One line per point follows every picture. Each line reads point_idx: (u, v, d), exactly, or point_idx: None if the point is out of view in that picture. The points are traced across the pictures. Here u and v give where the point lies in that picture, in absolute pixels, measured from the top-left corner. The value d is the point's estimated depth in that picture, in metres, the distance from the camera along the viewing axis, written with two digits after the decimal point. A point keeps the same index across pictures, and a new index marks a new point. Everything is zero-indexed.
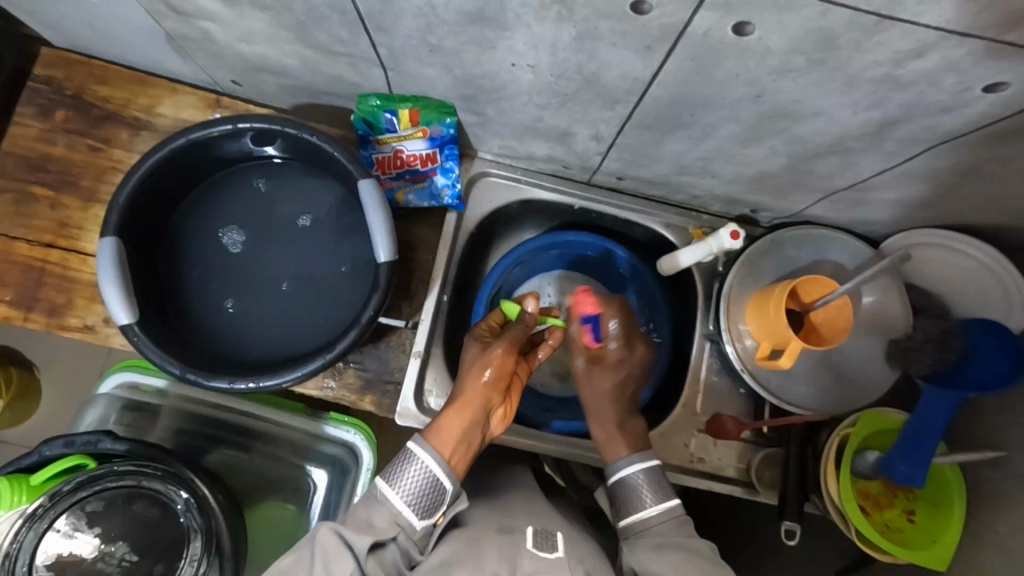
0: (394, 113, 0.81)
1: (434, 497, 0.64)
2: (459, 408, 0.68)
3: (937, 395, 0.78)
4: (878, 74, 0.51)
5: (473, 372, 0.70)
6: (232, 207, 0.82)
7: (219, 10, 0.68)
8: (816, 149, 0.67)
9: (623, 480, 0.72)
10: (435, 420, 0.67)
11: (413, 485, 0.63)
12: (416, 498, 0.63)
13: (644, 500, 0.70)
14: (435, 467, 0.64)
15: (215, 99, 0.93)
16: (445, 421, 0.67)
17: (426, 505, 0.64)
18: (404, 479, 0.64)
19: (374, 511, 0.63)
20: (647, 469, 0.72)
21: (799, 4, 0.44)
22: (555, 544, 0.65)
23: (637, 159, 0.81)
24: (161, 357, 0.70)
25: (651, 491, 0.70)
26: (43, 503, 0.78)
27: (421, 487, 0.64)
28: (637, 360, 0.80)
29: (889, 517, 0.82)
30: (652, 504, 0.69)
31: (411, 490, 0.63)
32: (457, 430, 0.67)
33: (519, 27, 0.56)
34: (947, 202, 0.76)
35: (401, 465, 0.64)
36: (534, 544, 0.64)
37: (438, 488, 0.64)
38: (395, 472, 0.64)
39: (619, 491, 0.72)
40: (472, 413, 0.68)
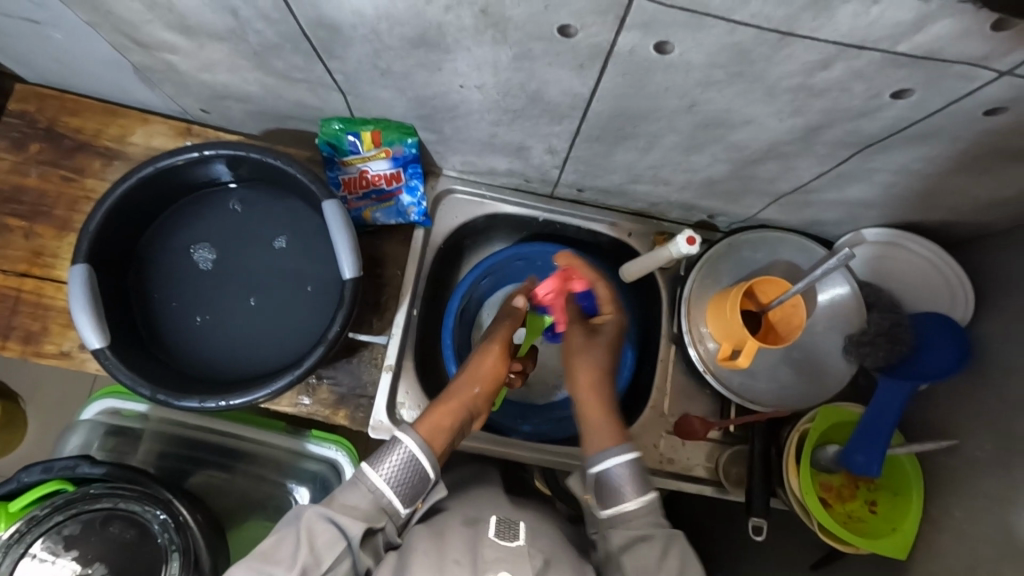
0: (357, 135, 0.84)
1: (419, 484, 0.72)
2: (450, 402, 0.79)
3: (893, 387, 0.81)
4: (794, 84, 0.54)
5: (467, 377, 0.83)
6: (202, 231, 0.84)
7: (180, 43, 0.71)
8: (754, 155, 0.71)
9: (604, 471, 0.73)
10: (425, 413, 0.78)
11: (397, 470, 0.71)
12: (401, 484, 0.70)
13: (624, 494, 0.72)
14: (421, 456, 0.72)
15: (186, 127, 0.96)
16: (434, 415, 0.77)
17: (411, 493, 0.71)
18: (389, 463, 0.71)
19: (359, 495, 0.68)
20: (627, 463, 0.73)
21: (707, 24, 0.48)
22: (516, 533, 0.68)
23: (592, 170, 0.85)
24: (133, 380, 0.72)
25: (632, 486, 0.72)
26: (20, 528, 0.80)
27: (408, 477, 0.71)
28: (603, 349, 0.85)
29: (851, 508, 0.84)
30: (633, 498, 0.71)
31: (398, 478, 0.70)
32: (445, 424, 0.77)
33: (460, 51, 0.59)
34: (886, 202, 0.80)
35: (388, 450, 0.72)
36: (495, 534, 0.67)
37: (421, 475, 0.72)
38: (383, 460, 0.71)
39: (600, 480, 0.74)
40: (458, 409, 0.79)
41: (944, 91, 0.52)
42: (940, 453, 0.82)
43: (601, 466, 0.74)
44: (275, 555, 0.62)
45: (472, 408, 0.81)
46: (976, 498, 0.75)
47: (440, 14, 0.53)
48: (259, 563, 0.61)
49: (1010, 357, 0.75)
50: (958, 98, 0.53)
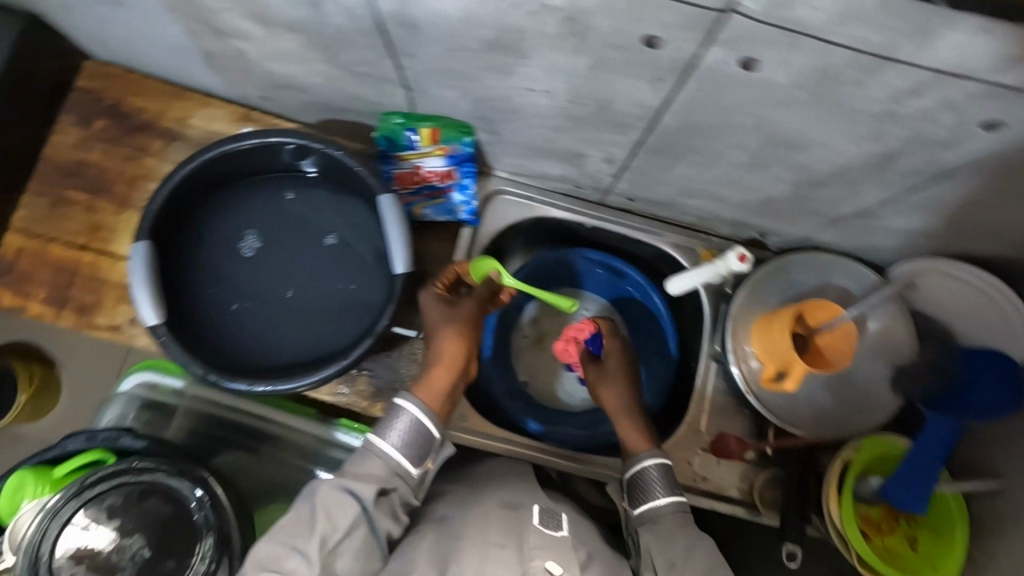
0: (415, 131, 0.84)
1: (426, 443, 0.71)
2: (443, 364, 0.76)
3: (942, 421, 0.78)
4: (878, 109, 0.53)
5: (449, 332, 0.78)
6: (255, 216, 0.85)
7: (254, 31, 0.72)
8: (819, 177, 0.69)
9: (641, 472, 0.74)
10: (422, 377, 0.75)
11: (402, 433, 0.70)
12: (408, 447, 0.70)
13: (657, 490, 0.72)
14: (424, 419, 0.71)
15: (245, 113, 0.97)
16: (434, 378, 0.75)
17: (419, 453, 0.70)
18: (393, 429, 0.70)
19: (370, 463, 0.68)
20: (660, 465, 0.73)
21: (800, 44, 0.47)
22: (559, 523, 0.69)
23: (647, 182, 0.84)
24: (185, 359, 0.73)
25: (662, 485, 0.73)
26: (65, 495, 0.82)
27: (414, 439, 0.70)
28: (620, 363, 0.85)
29: (890, 543, 0.82)
30: (664, 496, 0.72)
31: (406, 442, 0.70)
32: (445, 386, 0.75)
33: (536, 56, 0.59)
34: (950, 233, 0.78)
35: (391, 417, 0.71)
36: (540, 521, 0.68)
37: (426, 434, 0.71)
38: (389, 427, 0.70)
39: (633, 481, 0.74)
40: (455, 369, 0.76)
41: None
42: (987, 494, 0.80)
43: (637, 469, 0.74)
44: (293, 527, 0.64)
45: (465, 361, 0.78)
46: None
47: (524, 19, 0.53)
48: (280, 536, 0.63)
49: None
50: None
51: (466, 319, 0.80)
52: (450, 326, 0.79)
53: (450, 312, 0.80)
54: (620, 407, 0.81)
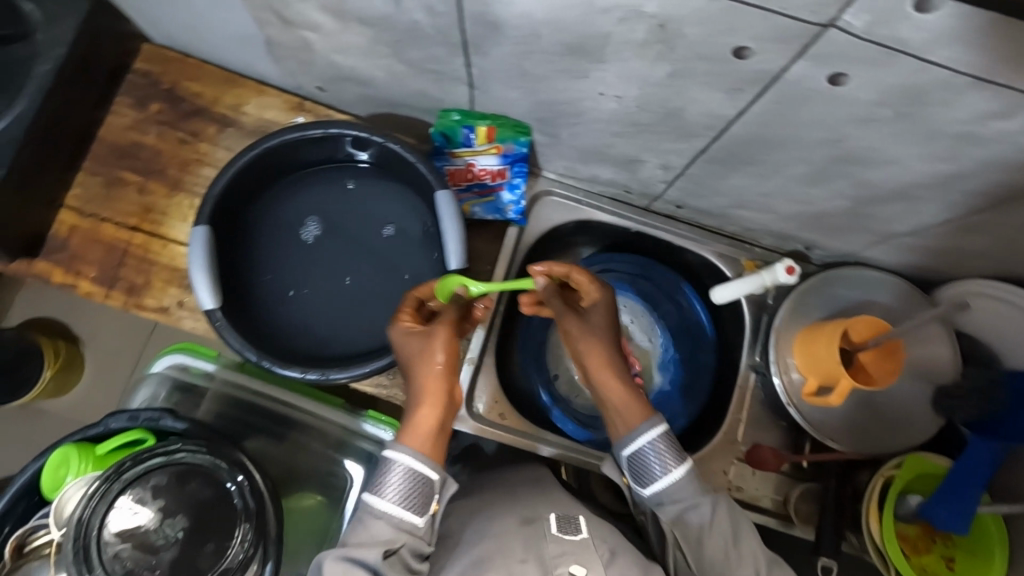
0: (472, 129, 0.85)
1: (428, 492, 0.63)
2: (430, 400, 0.65)
3: (983, 445, 0.80)
4: (961, 129, 0.53)
5: (422, 362, 0.67)
6: (311, 204, 0.86)
7: (326, 23, 0.73)
8: (880, 194, 0.70)
9: (640, 449, 0.68)
10: (407, 422, 0.65)
11: (398, 486, 0.62)
12: (408, 498, 0.62)
13: (663, 468, 0.68)
14: (421, 466, 0.63)
15: (298, 102, 0.98)
16: (420, 418, 0.65)
17: (421, 501, 0.63)
18: (387, 484, 0.62)
19: (371, 527, 0.61)
20: (660, 437, 0.68)
21: (896, 62, 0.47)
22: (577, 527, 0.69)
23: (700, 190, 0.85)
24: (241, 343, 0.74)
25: (670, 456, 0.68)
26: (113, 472, 0.83)
27: (412, 490, 0.62)
28: (597, 316, 0.73)
29: (926, 562, 0.82)
30: (675, 466, 0.68)
31: (405, 494, 0.62)
32: (436, 425, 0.65)
33: (616, 61, 0.59)
34: (1003, 255, 0.78)
35: (384, 474, 0.63)
36: (557, 528, 0.68)
37: (422, 479, 0.63)
38: (384, 484, 0.63)
39: (633, 460, 0.69)
40: (441, 400, 0.66)
41: None
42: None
43: (636, 445, 0.68)
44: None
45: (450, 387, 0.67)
46: None
47: (612, 25, 0.54)
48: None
49: None
50: None
51: (443, 347, 0.67)
52: (429, 351, 0.67)
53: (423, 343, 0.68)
54: (603, 369, 0.71)
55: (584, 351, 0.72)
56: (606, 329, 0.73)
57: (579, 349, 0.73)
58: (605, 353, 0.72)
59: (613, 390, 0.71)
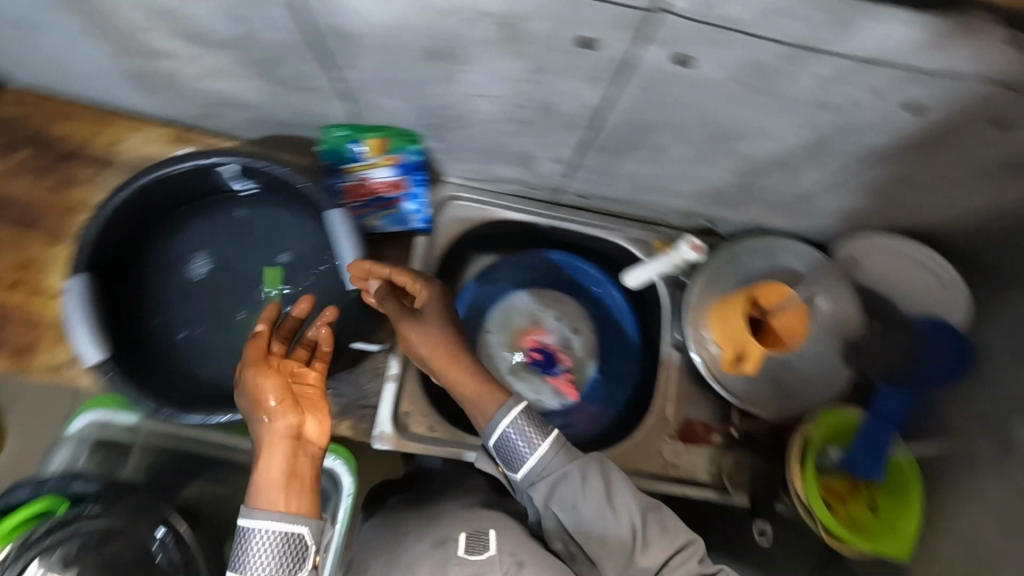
0: (359, 142, 0.82)
1: (302, 548, 0.52)
2: (268, 440, 0.55)
3: (894, 393, 0.85)
4: (811, 98, 0.54)
5: (253, 412, 0.56)
6: (199, 240, 0.83)
7: (182, 50, 0.69)
8: (760, 166, 0.71)
9: (504, 435, 0.64)
10: (252, 489, 0.53)
11: (261, 558, 0.51)
12: (276, 565, 0.51)
13: (532, 444, 0.63)
14: (280, 524, 0.51)
15: (181, 133, 0.94)
16: (261, 472, 0.53)
17: (297, 560, 0.52)
18: (248, 562, 0.51)
19: None
20: (520, 414, 0.64)
21: (730, 40, 0.48)
22: (487, 544, 0.59)
23: (597, 179, 0.85)
24: (135, 396, 0.69)
25: (536, 432, 0.64)
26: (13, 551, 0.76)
27: (281, 553, 0.51)
28: (432, 310, 0.73)
29: (854, 512, 0.84)
30: (543, 442, 0.63)
31: (272, 561, 0.51)
32: (286, 474, 0.53)
33: (475, 63, 0.59)
34: (886, 209, 0.81)
35: (241, 546, 0.52)
36: (466, 549, 0.59)
37: (286, 539, 0.52)
38: (246, 564, 0.51)
39: (500, 449, 0.65)
40: (289, 441, 0.55)
41: (957, 105, 0.53)
42: (939, 456, 0.84)
43: (495, 432, 0.65)
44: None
45: (300, 421, 0.57)
46: (974, 499, 0.76)
47: (459, 26, 0.52)
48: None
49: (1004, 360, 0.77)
50: (967, 112, 0.54)
51: (269, 381, 0.57)
52: (262, 377, 0.58)
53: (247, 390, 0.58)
54: (452, 368, 0.69)
55: (429, 353, 0.71)
56: (443, 327, 0.72)
57: (421, 350, 0.71)
58: (450, 345, 0.71)
59: (461, 378, 0.69)
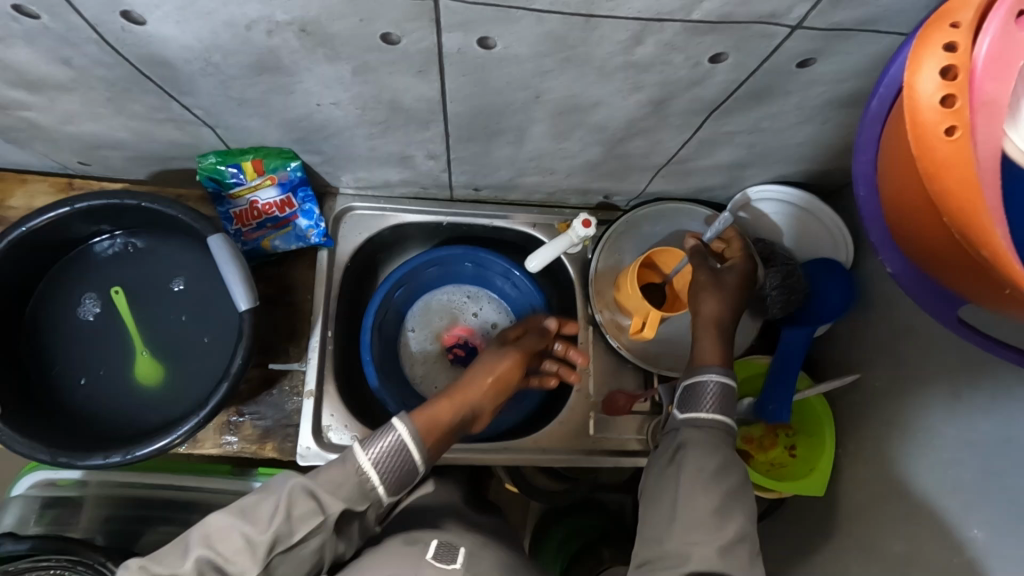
0: (239, 166, 0.83)
1: (406, 474, 0.69)
2: (451, 398, 0.78)
3: (795, 333, 0.87)
4: (620, 61, 0.56)
5: (481, 374, 0.83)
6: (89, 285, 0.83)
7: (31, 99, 0.70)
8: (616, 134, 0.73)
9: (697, 383, 0.73)
10: (422, 405, 0.75)
11: (385, 456, 0.67)
12: (387, 470, 0.67)
13: (706, 404, 0.71)
14: (411, 446, 0.69)
15: (68, 182, 0.94)
16: (434, 408, 0.74)
17: (397, 483, 0.68)
18: (378, 445, 0.67)
19: (345, 474, 0.65)
20: (719, 382, 0.72)
21: (515, 16, 0.50)
22: (453, 556, 0.68)
23: (478, 169, 0.86)
24: (30, 448, 0.70)
25: (713, 401, 0.72)
26: None
27: (396, 467, 0.67)
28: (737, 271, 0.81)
29: (772, 456, 0.88)
30: (710, 411, 0.71)
31: (386, 463, 0.67)
32: (444, 416, 0.74)
33: (304, 72, 0.60)
34: (757, 160, 0.83)
35: (380, 433, 0.69)
36: (434, 555, 0.67)
37: (407, 460, 0.68)
38: (375, 443, 0.67)
39: (688, 389, 0.74)
40: (465, 402, 0.78)
41: (754, 52, 0.55)
42: (846, 390, 0.86)
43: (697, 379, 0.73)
44: (256, 514, 0.61)
45: (473, 407, 0.80)
46: (884, 427, 0.78)
47: (266, 39, 0.54)
48: (238, 516, 0.61)
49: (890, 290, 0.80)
50: (768, 57, 0.56)
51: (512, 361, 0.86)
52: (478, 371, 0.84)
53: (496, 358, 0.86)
54: (710, 331, 0.77)
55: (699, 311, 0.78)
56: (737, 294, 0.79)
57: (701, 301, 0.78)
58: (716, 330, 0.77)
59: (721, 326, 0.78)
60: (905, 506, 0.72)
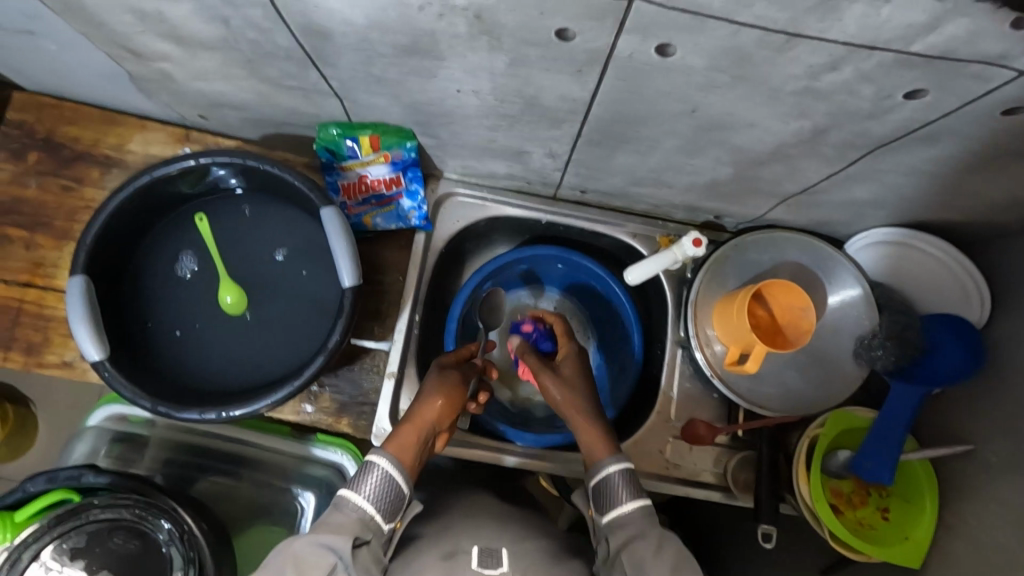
0: (355, 140, 0.82)
1: (398, 502, 0.69)
2: (417, 422, 0.75)
3: (905, 389, 0.80)
4: (800, 86, 0.53)
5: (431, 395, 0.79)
6: (192, 239, 0.84)
7: (173, 51, 0.70)
8: (757, 157, 0.69)
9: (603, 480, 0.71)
10: (392, 435, 0.74)
11: (375, 488, 0.68)
12: (381, 500, 0.68)
13: (619, 498, 0.69)
14: (399, 476, 0.69)
15: (184, 134, 0.95)
16: (402, 437, 0.73)
17: (390, 510, 0.68)
18: (366, 483, 0.68)
19: (345, 514, 0.66)
20: (625, 469, 0.70)
21: (709, 27, 0.47)
22: (499, 560, 0.68)
23: (594, 173, 0.83)
24: (133, 392, 0.71)
25: (627, 490, 0.69)
26: (35, 531, 0.81)
27: (388, 494, 0.68)
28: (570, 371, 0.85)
29: (861, 515, 0.83)
30: (628, 500, 0.69)
31: (381, 495, 0.68)
32: (414, 441, 0.73)
33: (454, 57, 0.58)
34: (899, 202, 0.77)
35: (363, 473, 0.68)
36: (479, 563, 0.67)
37: (397, 487, 0.69)
38: (362, 481, 0.68)
39: (597, 489, 0.71)
40: (426, 431, 0.75)
41: (959, 92, 0.51)
42: (953, 458, 0.80)
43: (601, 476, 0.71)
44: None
45: (437, 428, 0.78)
46: (993, 505, 0.72)
47: (432, 21, 0.52)
48: None
49: None
50: (973, 99, 0.52)
51: (457, 381, 0.82)
52: (434, 388, 0.79)
53: (443, 378, 0.81)
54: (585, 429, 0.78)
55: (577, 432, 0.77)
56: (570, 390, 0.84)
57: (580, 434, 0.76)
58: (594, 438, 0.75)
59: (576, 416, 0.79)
60: None
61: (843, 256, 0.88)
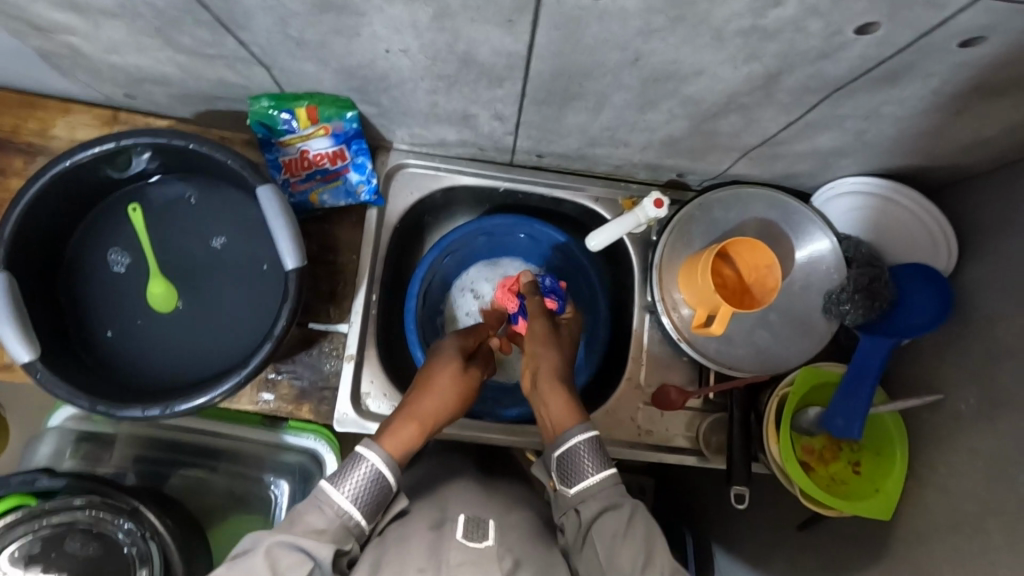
0: (291, 112, 0.76)
1: (382, 497, 0.67)
2: (418, 419, 0.73)
3: (874, 341, 0.79)
4: (744, 25, 0.49)
5: (443, 390, 0.77)
6: (125, 228, 0.80)
7: (74, 22, 0.64)
8: (713, 109, 0.65)
9: (568, 448, 0.69)
10: (389, 427, 0.72)
11: (359, 484, 0.65)
12: (362, 497, 0.65)
13: (588, 468, 0.68)
14: (387, 472, 0.67)
15: (112, 116, 0.89)
16: (398, 433, 0.71)
17: (373, 507, 0.66)
18: (349, 479, 0.65)
19: (324, 517, 0.63)
20: (590, 439, 0.70)
21: None
22: (484, 532, 0.65)
23: (546, 135, 0.79)
24: (69, 393, 0.67)
25: (593, 460, 0.68)
26: None
27: (372, 492, 0.66)
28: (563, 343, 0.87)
29: (834, 471, 0.83)
30: (594, 472, 0.68)
31: (364, 495, 0.65)
32: (411, 439, 0.71)
33: (374, 11, 0.54)
34: (862, 149, 0.74)
35: (351, 467, 0.66)
36: (464, 534, 0.64)
37: (382, 483, 0.66)
38: (345, 478, 0.65)
39: (563, 461, 0.69)
40: (427, 429, 0.73)
41: (912, 23, 0.48)
42: (924, 409, 0.78)
43: (567, 445, 0.70)
44: None
45: (436, 427, 0.76)
46: (962, 454, 0.71)
47: None
48: None
49: (995, 304, 0.71)
50: (928, 30, 0.49)
51: (474, 381, 0.81)
52: (444, 384, 0.78)
53: (461, 372, 0.79)
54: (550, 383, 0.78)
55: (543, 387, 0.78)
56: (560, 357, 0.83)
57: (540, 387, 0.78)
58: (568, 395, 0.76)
59: (548, 385, 0.78)
60: (979, 546, 0.65)
61: (808, 206, 0.86)
